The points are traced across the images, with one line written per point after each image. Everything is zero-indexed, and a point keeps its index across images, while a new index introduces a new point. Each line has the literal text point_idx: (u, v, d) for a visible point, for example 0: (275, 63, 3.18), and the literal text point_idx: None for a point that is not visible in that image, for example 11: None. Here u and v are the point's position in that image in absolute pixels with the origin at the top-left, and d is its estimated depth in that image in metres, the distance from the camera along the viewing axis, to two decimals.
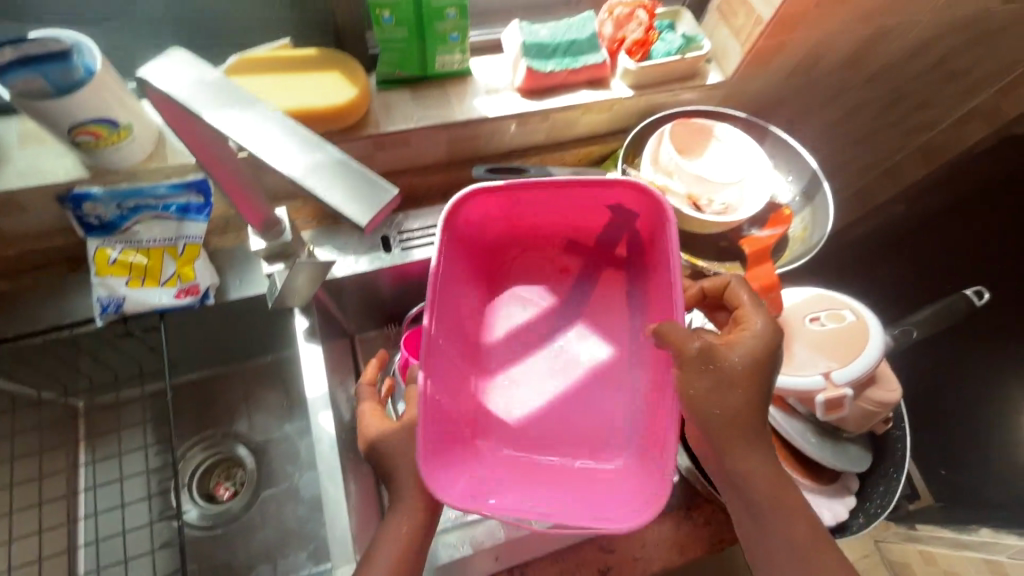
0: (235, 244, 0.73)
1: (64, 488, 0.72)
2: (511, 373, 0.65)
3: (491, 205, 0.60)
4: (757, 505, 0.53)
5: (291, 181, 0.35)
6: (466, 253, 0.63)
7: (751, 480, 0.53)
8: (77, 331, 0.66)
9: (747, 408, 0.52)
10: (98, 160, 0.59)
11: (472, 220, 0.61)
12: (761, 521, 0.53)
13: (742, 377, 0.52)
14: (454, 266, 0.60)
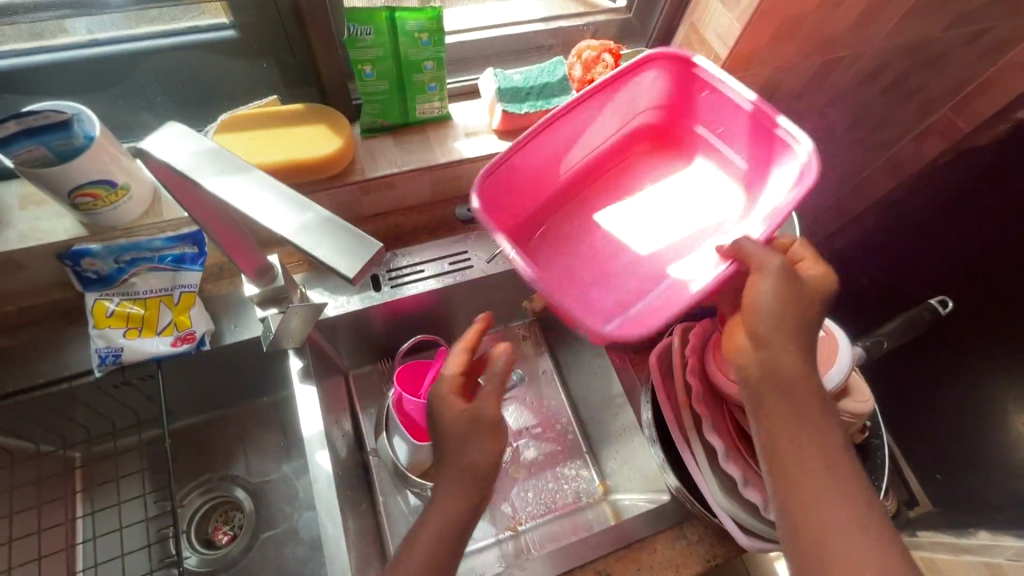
0: (229, 290, 0.76)
1: (63, 541, 0.73)
2: (570, 238, 0.69)
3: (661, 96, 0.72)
4: (785, 428, 0.49)
5: (284, 239, 0.38)
6: (621, 115, 0.71)
7: (781, 396, 0.49)
8: (75, 383, 0.68)
9: (792, 325, 0.50)
10: (96, 219, 0.62)
11: (642, 83, 0.70)
12: (790, 446, 0.48)
13: (808, 301, 0.52)
14: (609, 112, 0.70)
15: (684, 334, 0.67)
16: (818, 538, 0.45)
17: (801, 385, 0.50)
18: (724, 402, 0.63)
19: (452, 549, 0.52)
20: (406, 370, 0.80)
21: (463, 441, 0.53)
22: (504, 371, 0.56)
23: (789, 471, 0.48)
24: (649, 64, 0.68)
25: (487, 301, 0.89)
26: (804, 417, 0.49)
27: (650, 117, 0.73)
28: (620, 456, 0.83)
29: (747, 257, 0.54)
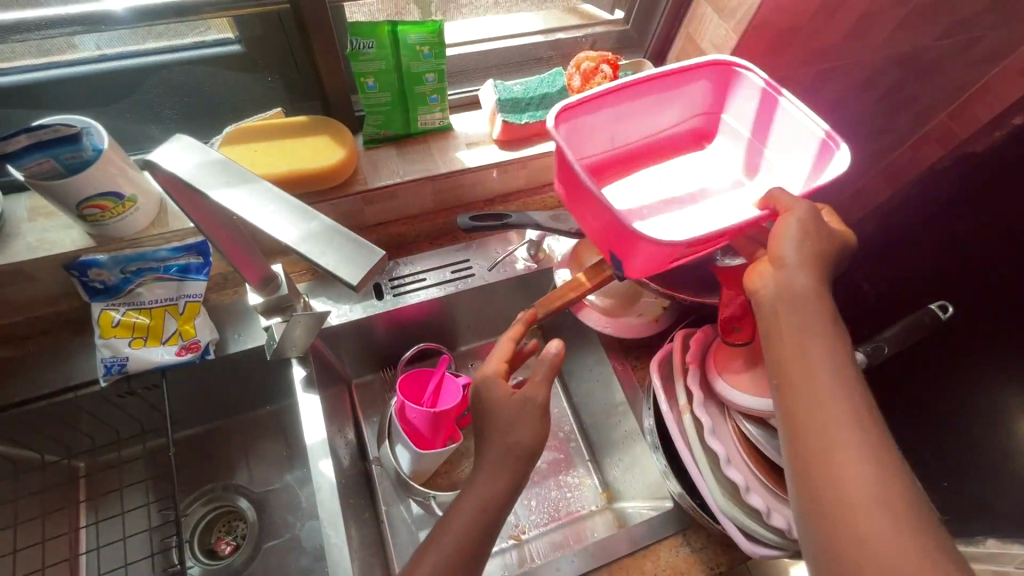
0: (233, 300, 0.76)
1: (67, 551, 0.73)
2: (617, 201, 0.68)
3: (714, 104, 0.71)
4: (796, 344, 0.49)
5: (288, 247, 0.38)
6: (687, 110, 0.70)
7: (794, 318, 0.50)
8: (81, 393, 0.69)
9: (812, 257, 0.52)
10: (104, 230, 0.63)
11: (699, 84, 0.68)
12: (799, 363, 0.48)
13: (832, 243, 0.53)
14: (678, 99, 0.69)
15: (683, 341, 0.68)
16: (818, 447, 0.45)
17: (815, 304, 0.50)
18: (723, 407, 0.63)
19: (490, 526, 0.55)
20: (409, 377, 0.81)
21: (512, 420, 0.56)
22: (551, 361, 0.59)
23: (796, 385, 0.47)
24: (712, 66, 0.66)
25: (488, 309, 0.90)
26: (817, 337, 0.48)
27: (696, 122, 0.72)
28: (623, 463, 0.83)
29: (782, 203, 0.55)
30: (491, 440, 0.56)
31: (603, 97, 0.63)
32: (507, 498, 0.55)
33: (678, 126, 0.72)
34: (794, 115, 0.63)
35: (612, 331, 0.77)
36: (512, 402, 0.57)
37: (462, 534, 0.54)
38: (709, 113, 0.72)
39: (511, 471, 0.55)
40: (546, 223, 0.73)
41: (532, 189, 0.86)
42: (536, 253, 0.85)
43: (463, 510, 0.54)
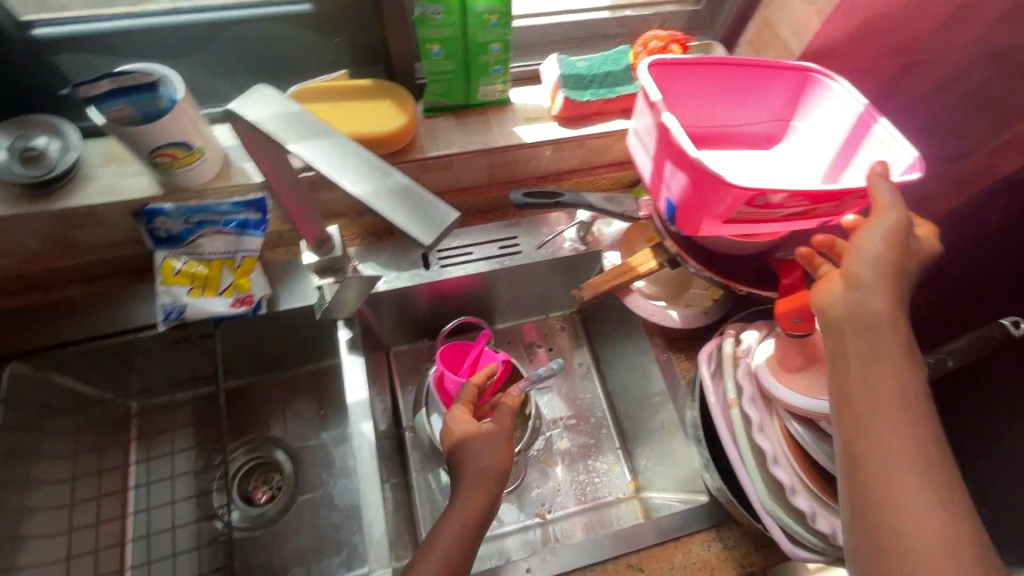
0: (286, 258, 0.78)
1: (119, 483, 0.77)
2: None
3: (788, 110, 0.70)
4: (873, 372, 0.46)
5: (361, 203, 0.38)
6: (773, 110, 0.70)
7: (868, 346, 0.46)
8: (141, 335, 0.72)
9: (891, 267, 0.48)
10: (173, 179, 0.65)
11: (777, 88, 0.68)
12: (868, 393, 0.45)
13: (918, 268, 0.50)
14: (766, 95, 0.69)
15: (735, 334, 0.67)
16: (881, 484, 0.43)
17: (889, 321, 0.46)
18: (770, 404, 0.61)
19: (474, 545, 0.57)
20: (449, 348, 0.81)
21: (479, 448, 0.62)
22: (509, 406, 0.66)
23: (864, 415, 0.45)
24: (794, 70, 0.67)
25: (530, 288, 0.89)
26: (888, 364, 0.45)
27: (776, 126, 0.71)
28: (656, 454, 0.82)
29: (878, 198, 0.51)
30: (467, 466, 0.61)
31: (688, 68, 0.65)
32: (486, 516, 0.59)
33: (752, 127, 0.71)
34: (886, 137, 0.61)
35: (658, 319, 0.75)
36: (476, 437, 0.63)
37: (453, 549, 0.55)
38: (783, 120, 0.71)
39: (482, 497, 0.59)
40: (600, 205, 0.71)
41: (586, 169, 0.84)
42: (585, 236, 0.84)
43: (447, 527, 0.57)
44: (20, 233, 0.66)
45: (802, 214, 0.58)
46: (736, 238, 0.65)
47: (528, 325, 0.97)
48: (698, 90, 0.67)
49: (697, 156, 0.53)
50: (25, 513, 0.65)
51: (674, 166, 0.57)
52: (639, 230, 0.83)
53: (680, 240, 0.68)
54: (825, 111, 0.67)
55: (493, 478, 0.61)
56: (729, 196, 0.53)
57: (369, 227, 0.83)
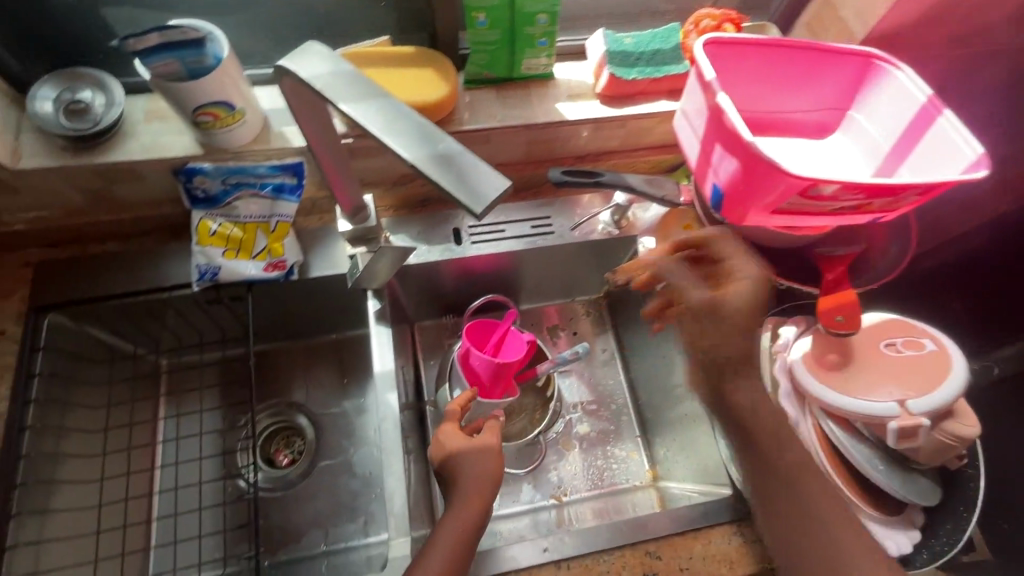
0: (319, 226, 0.78)
1: (150, 437, 0.79)
2: None
3: (845, 99, 0.67)
4: (764, 452, 0.57)
5: (414, 166, 0.38)
6: (828, 98, 0.67)
7: (748, 418, 0.57)
8: (176, 293, 0.73)
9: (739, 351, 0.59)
10: (212, 138, 0.65)
11: (834, 75, 0.65)
12: (769, 473, 0.57)
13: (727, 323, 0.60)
14: (822, 82, 0.66)
15: (773, 327, 0.65)
16: (827, 561, 0.52)
17: (756, 412, 0.58)
18: (805, 402, 0.60)
19: (471, 549, 0.57)
20: (477, 325, 0.80)
21: (469, 462, 0.62)
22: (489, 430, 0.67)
23: (779, 505, 0.55)
24: (855, 56, 0.63)
25: (559, 270, 0.88)
26: (771, 449, 0.57)
27: (829, 116, 0.69)
28: (677, 444, 0.81)
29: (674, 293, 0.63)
30: (461, 479, 0.61)
31: (743, 50, 0.62)
32: (481, 525, 0.58)
33: (804, 116, 0.69)
34: (948, 134, 0.58)
35: None
36: (467, 453, 0.63)
37: (453, 550, 0.55)
38: (838, 108, 0.68)
39: (478, 503, 0.59)
40: (641, 187, 0.69)
41: (625, 150, 0.82)
42: (619, 220, 0.82)
43: (446, 530, 0.57)
44: (63, 183, 0.66)
45: (854, 208, 0.55)
46: (779, 231, 0.62)
47: (550, 309, 0.96)
48: (751, 73, 0.64)
49: (749, 140, 0.51)
50: (57, 459, 0.67)
51: (724, 151, 0.55)
52: (675, 217, 0.78)
53: (722, 230, 0.66)
54: (884, 102, 0.64)
55: (489, 489, 0.61)
56: (781, 184, 0.51)
57: (401, 199, 0.82)
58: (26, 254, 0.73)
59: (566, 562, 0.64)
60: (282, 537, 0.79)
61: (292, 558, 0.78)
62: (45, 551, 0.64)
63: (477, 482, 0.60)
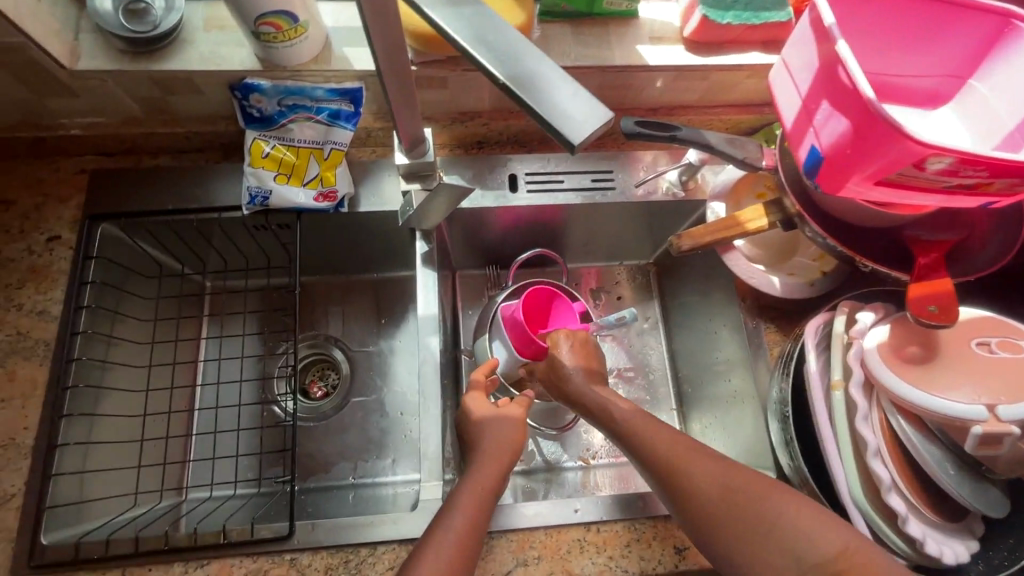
0: (371, 158, 0.75)
1: (193, 355, 0.80)
2: None
3: (968, 66, 0.57)
4: (651, 470, 0.54)
5: (505, 87, 0.35)
6: (950, 64, 0.58)
7: (608, 420, 0.61)
8: (226, 216, 0.71)
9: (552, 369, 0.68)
10: (271, 54, 0.61)
11: (960, 36, 0.55)
12: (661, 490, 0.53)
13: (557, 375, 0.67)
14: (946, 43, 0.56)
15: (849, 311, 0.60)
16: (739, 513, 0.48)
17: (622, 411, 0.60)
18: (873, 391, 0.55)
19: (486, 514, 0.52)
20: (533, 293, 0.75)
21: (495, 428, 0.62)
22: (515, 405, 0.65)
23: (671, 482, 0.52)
24: (991, 14, 0.53)
25: (612, 229, 0.84)
26: (640, 442, 0.57)
27: (947, 86, 0.59)
28: (714, 421, 0.77)
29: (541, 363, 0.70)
30: (481, 447, 0.60)
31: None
32: (500, 487, 0.56)
33: (917, 83, 0.59)
34: None
35: (755, 282, 0.70)
36: (489, 423, 0.62)
37: (470, 513, 0.51)
38: (957, 76, 0.58)
39: (500, 459, 0.58)
40: (721, 146, 0.63)
41: (702, 106, 0.76)
42: (687, 181, 0.76)
43: (466, 493, 0.53)
44: (120, 88, 0.65)
45: (970, 189, 0.48)
46: (871, 206, 0.56)
47: (591, 270, 0.92)
48: (863, 27, 0.55)
49: (868, 95, 0.45)
50: (106, 367, 0.68)
51: (833, 108, 0.49)
52: (751, 182, 0.75)
53: (802, 199, 0.61)
54: (1016, 73, 0.54)
55: (504, 460, 0.59)
56: (894, 150, 0.46)
57: (457, 137, 0.78)
58: (82, 160, 0.73)
59: (596, 525, 0.63)
60: (312, 465, 0.81)
61: (322, 486, 0.80)
62: (93, 452, 0.66)
63: (500, 445, 0.60)
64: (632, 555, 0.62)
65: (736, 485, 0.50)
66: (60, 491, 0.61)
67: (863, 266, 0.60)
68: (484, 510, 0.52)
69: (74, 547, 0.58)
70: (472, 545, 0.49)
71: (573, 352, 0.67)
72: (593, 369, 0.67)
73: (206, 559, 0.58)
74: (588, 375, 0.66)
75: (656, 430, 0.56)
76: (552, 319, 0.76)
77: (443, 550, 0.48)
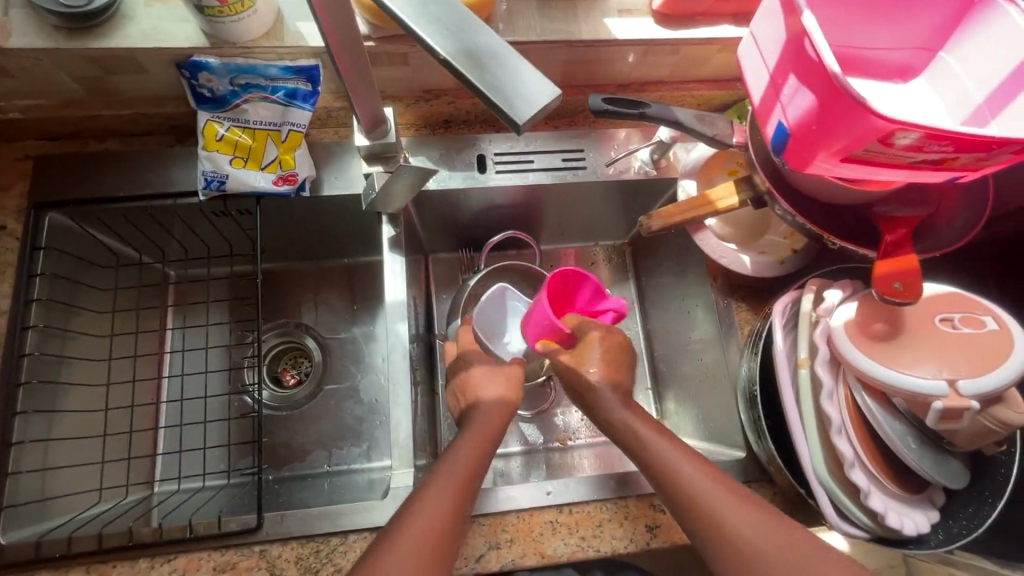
0: (333, 139, 0.72)
1: (156, 346, 0.77)
2: None
3: (938, 38, 0.56)
4: (666, 487, 0.53)
5: (447, 63, 0.33)
6: (923, 34, 0.56)
7: (626, 435, 0.58)
8: (182, 202, 0.68)
9: (583, 369, 0.63)
10: (218, 30, 0.58)
11: (932, 6, 0.54)
12: (677, 510, 0.52)
13: (579, 380, 0.63)
14: (921, 11, 0.54)
15: (817, 290, 0.60)
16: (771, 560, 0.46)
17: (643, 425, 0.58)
18: (839, 368, 0.55)
19: (468, 489, 0.52)
20: (560, 275, 0.67)
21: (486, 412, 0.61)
22: (507, 379, 0.66)
23: (692, 509, 0.50)
24: None
25: (585, 209, 0.82)
26: (654, 454, 0.55)
27: (916, 57, 0.58)
28: (688, 401, 0.78)
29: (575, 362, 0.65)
30: (477, 415, 0.61)
31: None
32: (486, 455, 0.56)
33: (888, 55, 0.58)
34: None
35: (725, 261, 0.69)
36: (490, 403, 0.63)
37: (453, 483, 0.51)
38: (927, 48, 0.57)
39: (498, 421, 0.61)
40: (690, 123, 0.61)
41: (673, 82, 0.74)
42: (659, 159, 0.75)
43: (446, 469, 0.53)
44: (57, 67, 0.61)
45: (933, 164, 0.48)
46: (841, 184, 0.55)
47: (567, 251, 0.91)
48: None
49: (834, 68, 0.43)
50: (61, 362, 0.66)
51: (799, 83, 0.48)
52: (722, 159, 0.74)
53: (773, 177, 0.60)
54: (985, 45, 0.53)
55: (496, 429, 0.60)
56: (861, 126, 0.44)
57: (423, 117, 0.75)
58: (26, 144, 0.69)
59: (568, 507, 0.63)
60: (287, 454, 0.80)
61: (296, 474, 0.79)
62: (54, 448, 0.64)
63: (501, 411, 0.62)
64: (604, 535, 0.62)
65: (770, 533, 0.47)
66: (20, 489, 0.60)
67: (830, 244, 0.60)
68: (461, 500, 0.51)
69: (34, 545, 0.57)
70: (458, 510, 0.50)
71: (601, 358, 0.63)
72: (620, 373, 0.64)
73: (173, 553, 0.57)
74: (612, 380, 0.63)
75: (683, 457, 0.54)
76: (578, 296, 0.70)
77: (430, 511, 0.48)
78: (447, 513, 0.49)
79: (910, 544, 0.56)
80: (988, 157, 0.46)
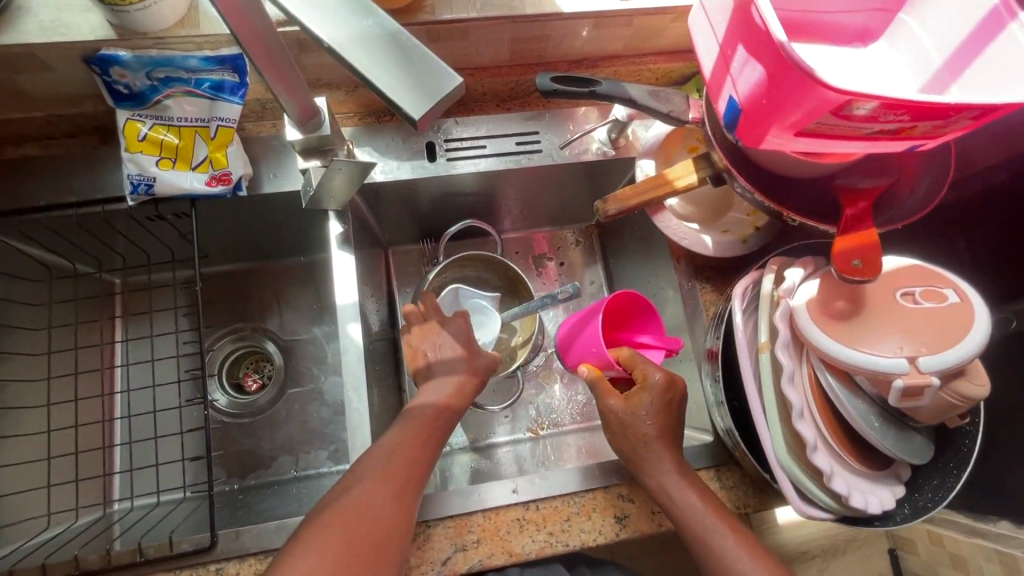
0: (272, 133, 0.68)
1: (101, 361, 0.74)
2: None
3: None
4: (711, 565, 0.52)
5: (335, 52, 0.31)
6: None
7: (666, 496, 0.56)
8: (110, 209, 0.64)
9: (636, 421, 0.58)
10: (123, 21, 0.53)
11: None
12: None
13: (631, 431, 0.58)
14: None
15: (777, 269, 0.59)
16: None
17: (689, 492, 0.56)
18: (802, 348, 0.54)
19: (399, 479, 0.52)
20: (621, 296, 0.64)
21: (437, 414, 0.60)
22: (454, 387, 0.63)
23: None
24: None
25: (547, 194, 0.79)
26: (696, 526, 0.54)
27: (874, 19, 0.55)
28: None
29: (638, 409, 0.59)
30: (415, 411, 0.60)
31: None
32: (426, 462, 0.56)
33: (846, 17, 0.54)
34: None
35: (687, 242, 0.67)
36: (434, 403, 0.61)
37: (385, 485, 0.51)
38: (885, 10, 0.54)
39: (424, 434, 0.57)
40: (643, 102, 0.58)
41: (627, 56, 0.71)
42: (617, 138, 0.72)
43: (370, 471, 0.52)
44: None
45: (888, 134, 0.46)
46: (799, 157, 0.53)
47: (537, 236, 0.88)
48: None
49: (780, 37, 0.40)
50: None
51: (749, 54, 0.45)
52: (680, 136, 0.71)
53: (730, 153, 0.57)
54: (946, 4, 0.50)
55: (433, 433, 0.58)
56: (811, 98, 0.42)
57: (367, 104, 0.71)
58: None
59: (534, 503, 0.62)
60: (251, 461, 0.77)
61: (262, 483, 0.77)
62: None
63: (431, 424, 0.59)
64: (573, 529, 0.61)
65: None
66: None
67: (790, 220, 0.58)
68: (397, 504, 0.51)
69: None
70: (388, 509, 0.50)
71: (655, 408, 0.59)
72: (671, 427, 0.59)
73: None
74: (662, 436, 0.58)
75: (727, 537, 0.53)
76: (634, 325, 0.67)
77: (355, 508, 0.49)
78: (366, 528, 0.48)
79: (876, 521, 0.56)
80: (947, 123, 0.43)
